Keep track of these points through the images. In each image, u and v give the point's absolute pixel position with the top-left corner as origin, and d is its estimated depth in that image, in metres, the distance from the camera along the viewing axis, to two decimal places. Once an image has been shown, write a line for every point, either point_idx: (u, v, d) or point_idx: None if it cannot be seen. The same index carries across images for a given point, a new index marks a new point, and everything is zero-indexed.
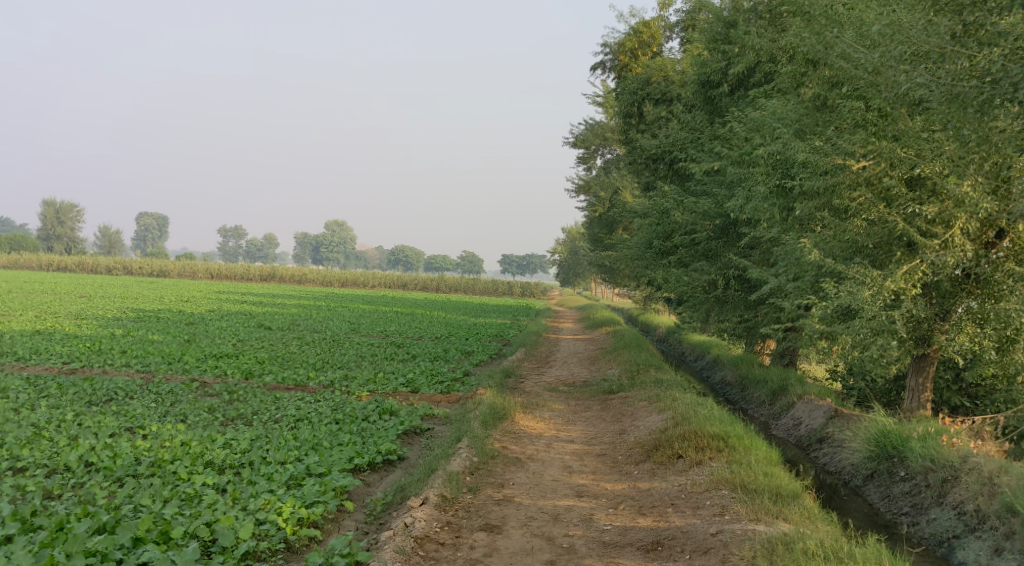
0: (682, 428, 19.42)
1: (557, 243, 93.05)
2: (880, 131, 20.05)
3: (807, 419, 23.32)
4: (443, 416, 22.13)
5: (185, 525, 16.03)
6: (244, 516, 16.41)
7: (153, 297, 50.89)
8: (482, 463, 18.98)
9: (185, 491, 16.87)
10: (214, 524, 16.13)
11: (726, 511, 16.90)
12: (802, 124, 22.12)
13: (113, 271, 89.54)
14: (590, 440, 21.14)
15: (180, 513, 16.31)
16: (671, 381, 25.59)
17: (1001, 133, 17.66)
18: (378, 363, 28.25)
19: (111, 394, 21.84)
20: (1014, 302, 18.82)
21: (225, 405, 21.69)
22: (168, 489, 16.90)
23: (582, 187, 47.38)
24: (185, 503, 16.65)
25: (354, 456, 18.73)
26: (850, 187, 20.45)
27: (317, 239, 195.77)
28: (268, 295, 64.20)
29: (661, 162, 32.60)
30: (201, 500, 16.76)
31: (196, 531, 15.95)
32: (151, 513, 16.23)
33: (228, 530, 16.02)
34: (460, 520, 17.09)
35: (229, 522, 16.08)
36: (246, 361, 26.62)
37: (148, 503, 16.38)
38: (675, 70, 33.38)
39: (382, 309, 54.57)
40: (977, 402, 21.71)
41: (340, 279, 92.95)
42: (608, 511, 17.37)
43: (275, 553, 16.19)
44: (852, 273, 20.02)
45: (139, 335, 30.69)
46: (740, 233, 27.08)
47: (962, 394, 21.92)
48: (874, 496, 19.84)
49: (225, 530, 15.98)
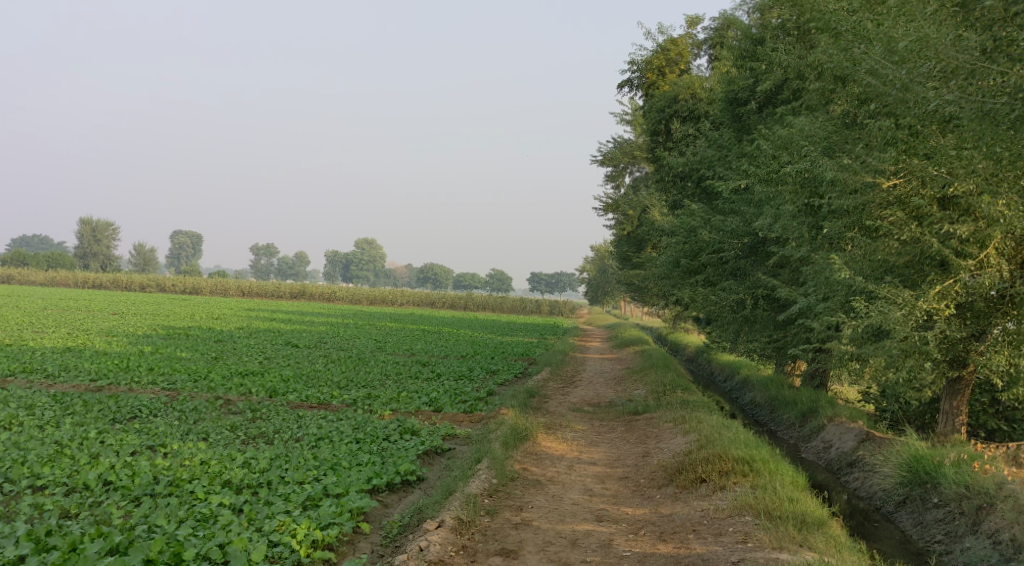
0: (706, 451, 19.05)
1: (586, 261, 92.69)
2: (911, 148, 19.52)
3: (837, 442, 22.90)
4: (465, 436, 21.87)
5: (198, 547, 15.85)
6: (258, 537, 16.20)
7: (184, 314, 50.97)
8: (501, 485, 18.68)
9: (200, 511, 16.68)
10: (227, 545, 15.94)
11: (749, 538, 16.52)
12: (831, 142, 21.81)
13: (146, 288, 90.05)
14: (613, 462, 20.80)
15: (194, 534, 16.12)
16: (697, 402, 25.21)
17: None
18: (403, 382, 28.02)
19: (135, 411, 21.71)
20: None
21: (248, 423, 21.50)
22: (184, 509, 16.71)
23: (610, 205, 47.08)
24: (200, 523, 16.46)
25: (373, 475, 18.47)
26: (880, 206, 20.05)
27: (347, 257, 196.32)
28: (298, 312, 64.21)
29: (688, 180, 32.29)
30: (216, 521, 16.56)
31: (208, 553, 15.75)
32: (164, 534, 16.06)
33: (241, 552, 15.82)
34: (477, 544, 16.79)
35: (242, 544, 15.88)
36: (271, 379, 26.47)
37: (162, 524, 16.21)
38: (704, 87, 33.09)
39: (411, 327, 54.40)
40: (1015, 426, 21.00)
41: (369, 297, 92.99)
42: (628, 537, 17.02)
43: None
44: (884, 292, 19.59)
45: (166, 352, 30.62)
46: (769, 252, 26.98)
47: (999, 418, 21.26)
48: (906, 523, 19.38)
49: (238, 552, 15.78)
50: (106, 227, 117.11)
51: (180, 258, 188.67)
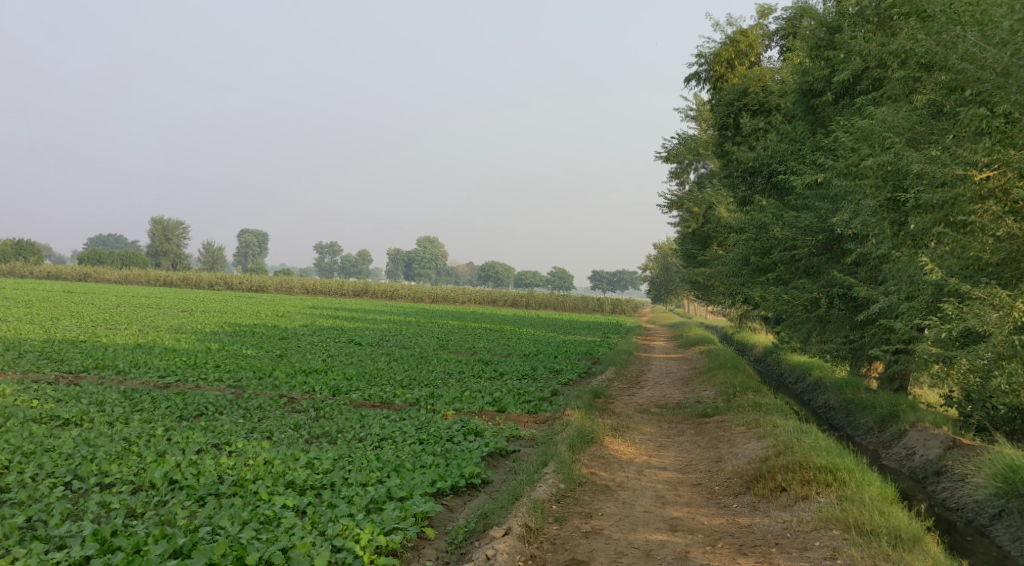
0: (786, 457, 18.13)
1: (648, 260, 91.63)
2: (1008, 138, 18.50)
3: (921, 449, 21.79)
4: (530, 438, 21.14)
5: (261, 551, 15.29)
6: (320, 542, 15.59)
7: (253, 312, 50.85)
8: (570, 490, 17.92)
9: (264, 513, 16.12)
10: (290, 550, 15.37)
11: (837, 555, 15.64)
12: (916, 133, 20.68)
13: (214, 286, 90.60)
14: (684, 467, 19.92)
15: (258, 537, 15.56)
16: (770, 405, 24.24)
17: None
18: (466, 381, 27.36)
19: (201, 409, 21.29)
20: None
21: (311, 422, 20.97)
22: (248, 510, 16.16)
23: (674, 202, 46.10)
24: (264, 526, 15.89)
25: (437, 478, 17.80)
26: (970, 200, 18.98)
27: (409, 255, 196.75)
28: (362, 310, 64.01)
29: (758, 175, 31.19)
30: (280, 523, 15.99)
31: (271, 558, 15.19)
32: (227, 537, 15.52)
33: (304, 558, 15.24)
34: (547, 554, 16.06)
35: (305, 548, 15.29)
36: (334, 377, 25.97)
37: (226, 525, 15.67)
38: (774, 79, 32.02)
39: (475, 326, 53.77)
40: None
41: (431, 294, 92.72)
42: (706, 549, 16.16)
43: None
44: (978, 293, 18.60)
45: (232, 349, 30.31)
46: (845, 250, 25.86)
47: None
48: (1002, 538, 18.32)
49: (301, 558, 15.19)
50: (177, 227, 118.66)
51: (246, 256, 190.38)
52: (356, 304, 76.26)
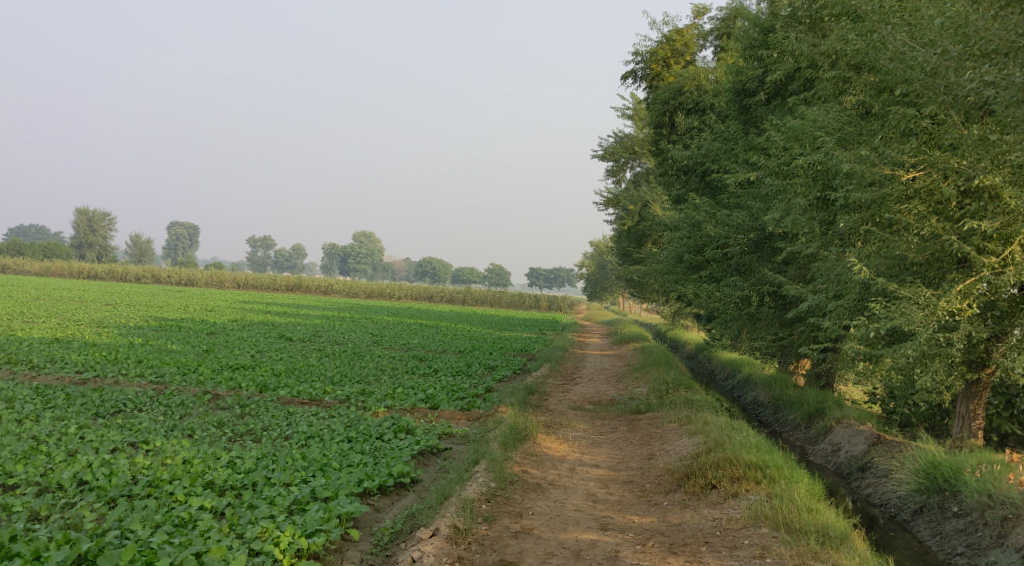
0: (716, 454, 18.15)
1: (585, 257, 91.96)
2: (934, 139, 18.70)
3: (847, 445, 21.97)
4: (462, 435, 20.92)
5: (172, 556, 14.85)
6: (237, 546, 15.20)
7: (179, 306, 49.92)
8: (500, 489, 17.74)
9: (179, 515, 15.69)
10: (203, 554, 14.96)
11: (767, 553, 15.63)
12: (845, 133, 20.73)
13: (141, 279, 88.97)
14: (616, 465, 19.84)
15: (170, 542, 15.13)
16: (702, 401, 24.30)
17: None
18: (397, 377, 27.05)
19: (119, 406, 20.72)
20: None
21: (236, 420, 20.53)
22: (162, 512, 15.72)
23: (610, 200, 46.17)
24: (178, 529, 15.47)
25: (364, 478, 17.48)
26: (897, 200, 19.15)
27: (344, 250, 195.32)
28: (294, 305, 63.19)
29: (692, 174, 31.24)
30: (195, 526, 15.57)
31: (183, 562, 14.76)
32: (137, 541, 15.07)
33: (218, 563, 14.81)
34: (474, 555, 15.84)
35: (219, 553, 14.89)
36: (261, 374, 25.51)
37: (136, 529, 15.22)
38: (708, 79, 32.07)
39: (409, 322, 53.37)
40: None
41: (365, 290, 92.01)
42: (636, 549, 16.07)
43: None
44: (904, 291, 18.72)
45: (155, 344, 29.63)
46: (776, 248, 25.98)
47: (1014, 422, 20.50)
48: (924, 533, 18.51)
49: (216, 562, 14.79)
50: (103, 218, 116.10)
51: (178, 250, 187.62)
52: (288, 298, 75.39)
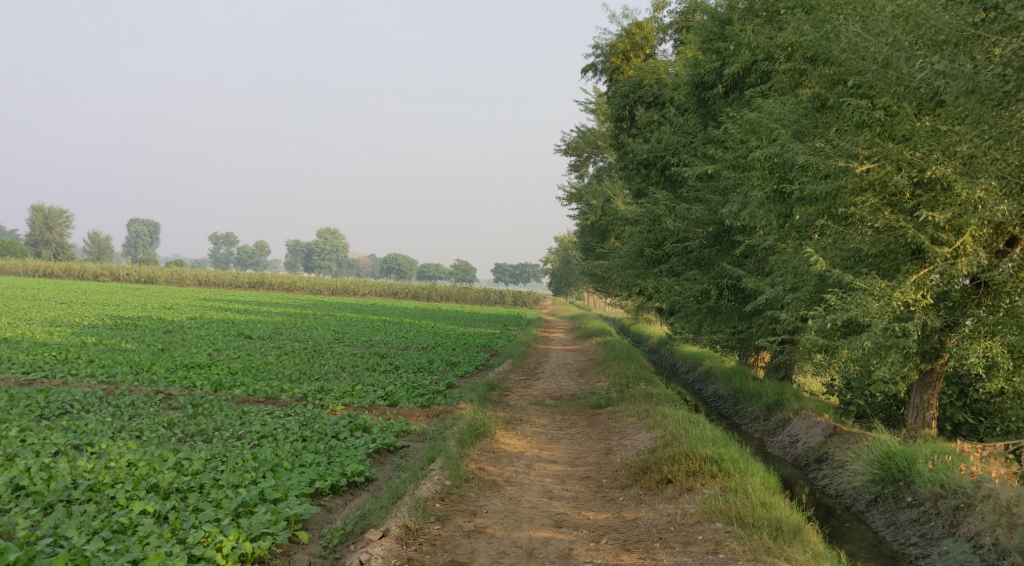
0: (672, 449, 18.07)
1: (549, 253, 91.89)
2: (887, 130, 18.80)
3: (804, 436, 22.00)
4: (420, 433, 20.69)
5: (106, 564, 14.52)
6: (177, 552, 14.90)
7: (137, 304, 49.30)
8: (455, 487, 17.56)
9: (118, 521, 15.35)
10: (140, 562, 14.63)
11: (719, 548, 15.49)
12: (801, 125, 20.70)
13: (99, 277, 87.82)
14: (574, 460, 19.69)
15: (106, 549, 14.80)
16: (661, 395, 24.24)
17: None
18: (358, 374, 26.77)
19: (66, 407, 20.33)
20: None
21: (187, 419, 20.19)
22: (101, 518, 15.39)
23: (573, 194, 46.03)
24: (116, 535, 15.14)
25: (316, 478, 17.25)
26: (852, 192, 19.15)
27: (308, 246, 194.18)
28: (256, 302, 62.61)
29: (652, 167, 31.11)
30: (135, 531, 15.24)
31: None
32: (70, 549, 14.72)
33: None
34: (424, 556, 15.63)
35: (157, 560, 14.58)
36: (217, 372, 25.15)
37: (70, 537, 14.87)
38: (668, 72, 31.94)
39: (373, 319, 52.94)
40: (983, 420, 20.44)
41: (329, 286, 91.42)
42: (589, 546, 15.93)
43: None
44: (860, 282, 18.67)
45: (109, 343, 29.15)
46: (734, 242, 25.86)
47: (966, 411, 20.67)
48: (879, 523, 18.52)
49: None
50: (60, 215, 114.73)
51: (140, 248, 185.78)
52: (251, 296, 74.78)
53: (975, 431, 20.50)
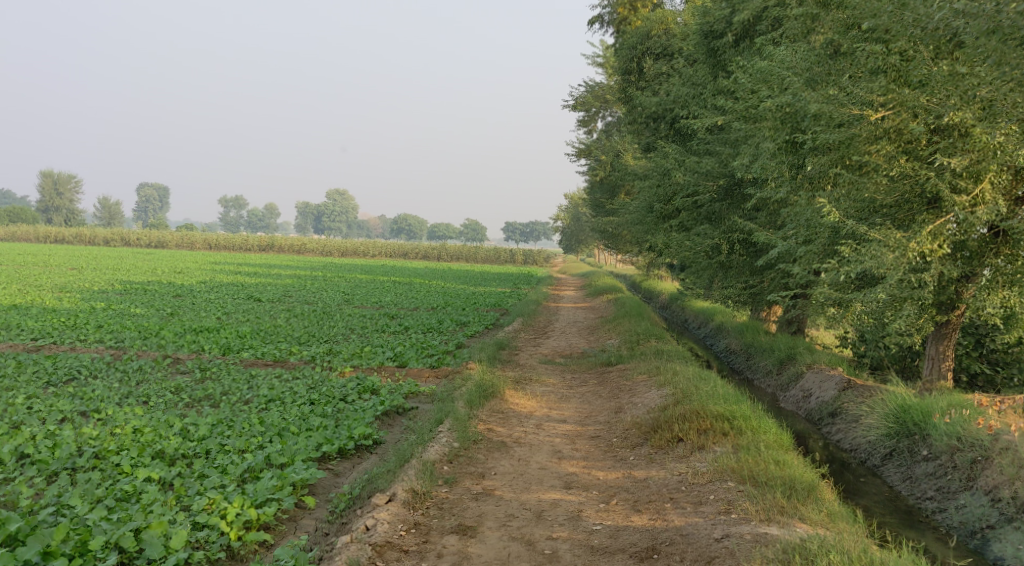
0: (683, 407, 17.88)
1: (559, 211, 91.48)
2: (903, 76, 18.24)
3: (817, 390, 21.74)
4: (429, 394, 20.48)
5: (108, 534, 14.32)
6: (181, 520, 14.74)
7: (148, 269, 49.20)
8: (463, 449, 17.36)
9: (122, 489, 15.20)
10: (142, 531, 14.45)
11: (731, 508, 15.22)
12: (814, 73, 20.26)
13: (109, 242, 87.71)
14: (584, 419, 19.45)
15: (107, 518, 14.62)
16: (672, 351, 24.00)
17: None
18: (367, 336, 26.58)
19: (73, 373, 20.18)
20: None
21: (194, 384, 20.01)
22: (104, 486, 15.24)
23: (581, 150, 45.59)
24: (120, 503, 14.99)
25: (323, 442, 17.07)
26: (867, 140, 18.73)
27: (318, 208, 193.94)
28: (266, 265, 62.51)
29: (661, 121, 30.66)
30: (139, 499, 15.09)
31: (120, 540, 14.24)
32: (73, 519, 14.55)
33: (158, 539, 14.32)
34: (431, 521, 15.45)
35: (160, 529, 14.41)
36: (225, 336, 24.97)
37: (73, 506, 14.71)
38: (676, 22, 31.36)
39: (383, 280, 52.76)
40: (1000, 369, 20.09)
41: (339, 247, 91.24)
42: (599, 507, 15.73)
43: (214, 563, 14.54)
44: (875, 234, 18.29)
45: (118, 308, 28.97)
46: (746, 195, 25.43)
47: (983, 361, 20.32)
48: (894, 478, 18.28)
49: (154, 539, 14.31)
50: (68, 180, 114.63)
51: (150, 212, 185.77)
52: (260, 258, 74.68)
53: (991, 381, 20.19)
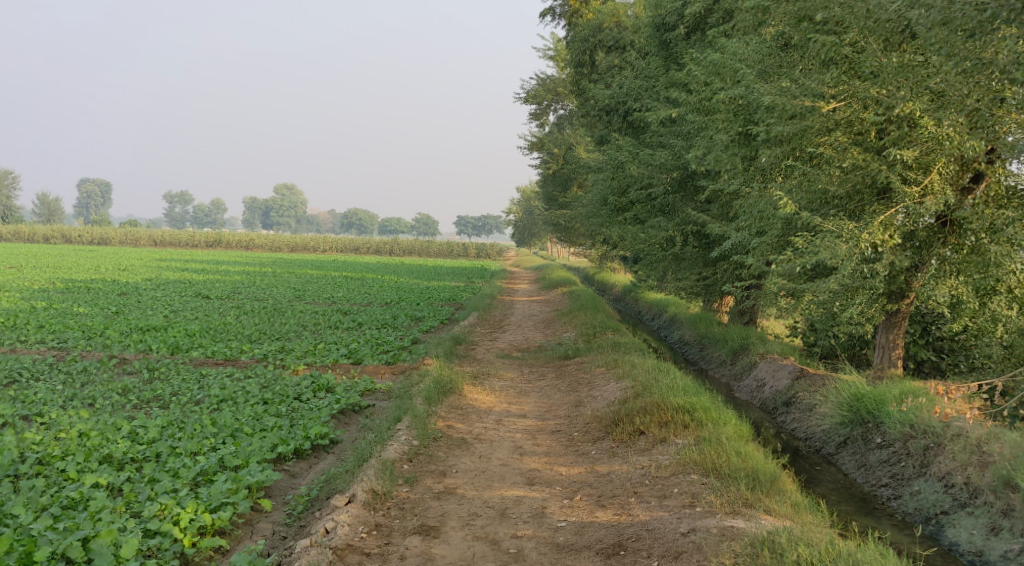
0: (643, 400, 17.77)
1: (511, 203, 91.28)
2: (854, 67, 18.26)
3: (771, 380, 21.76)
4: (385, 391, 20.19)
5: (54, 544, 13.88)
6: (131, 527, 14.35)
7: (91, 266, 48.26)
8: (423, 447, 17.10)
9: (68, 496, 14.78)
10: (91, 540, 14.04)
11: (696, 502, 15.10)
12: (766, 65, 20.22)
13: (50, 240, 86.05)
14: (544, 414, 19.27)
15: (54, 527, 14.18)
16: (629, 344, 23.90)
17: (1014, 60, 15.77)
18: (320, 332, 26.19)
19: (14, 376, 19.63)
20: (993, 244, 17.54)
21: (142, 385, 19.53)
22: (49, 494, 14.80)
23: (534, 143, 45.40)
24: (67, 511, 14.57)
25: (278, 443, 16.72)
26: (819, 132, 18.71)
27: (267, 204, 192.14)
28: (212, 261, 61.65)
29: (614, 114, 30.51)
30: (87, 506, 14.68)
31: (67, 551, 13.81)
32: (17, 529, 14.09)
33: (107, 548, 13.93)
34: (393, 522, 15.18)
35: (109, 538, 14.00)
36: (174, 335, 24.46)
37: (17, 516, 14.25)
38: (628, 15, 31.21)
39: (334, 275, 52.23)
40: (945, 356, 20.27)
41: (288, 243, 90.37)
42: (563, 504, 15.55)
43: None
44: (828, 225, 18.23)
45: (61, 308, 28.30)
46: (699, 187, 25.35)
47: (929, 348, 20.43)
48: (849, 465, 18.31)
49: (103, 549, 13.90)
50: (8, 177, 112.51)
51: (94, 209, 182.87)
52: (206, 255, 73.73)
53: (937, 367, 20.33)
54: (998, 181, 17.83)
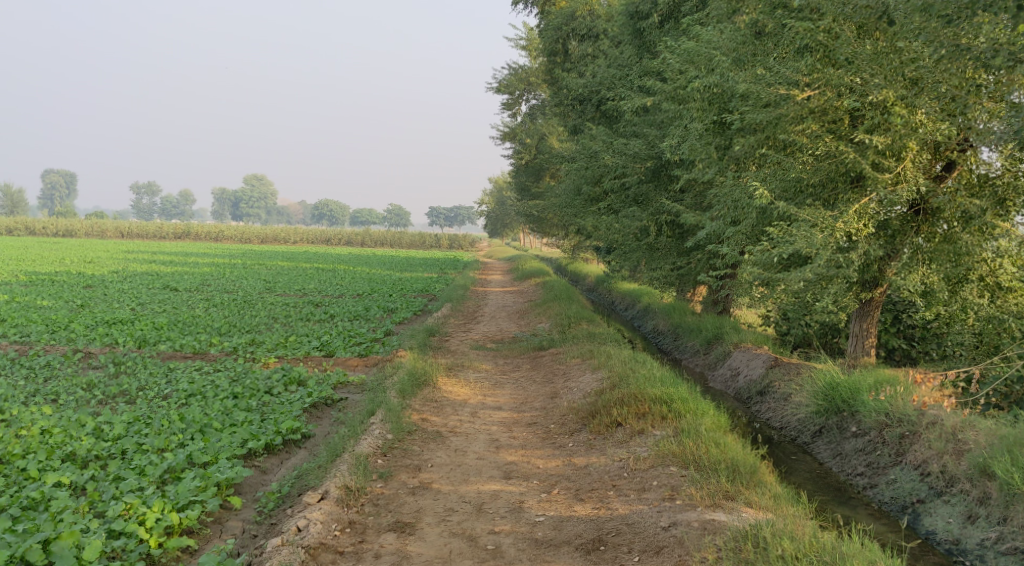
0: (620, 392, 17.58)
1: (483, 194, 90.91)
2: (829, 54, 18.03)
3: (745, 369, 21.64)
4: (358, 385, 19.89)
5: (14, 547, 13.49)
6: (95, 528, 13.98)
7: (56, 259, 47.51)
8: (398, 441, 16.84)
9: (28, 496, 14.39)
10: (52, 542, 13.65)
11: (676, 494, 14.91)
12: (741, 53, 19.83)
13: (15, 231, 84.86)
14: (520, 406, 19.04)
15: (13, 530, 13.79)
16: (604, 334, 23.69)
17: (995, 49, 15.56)
18: (291, 325, 25.82)
19: None
20: (965, 236, 17.51)
21: (108, 379, 19.14)
22: (9, 494, 14.41)
23: (506, 133, 45.07)
24: (27, 512, 14.19)
25: (248, 438, 16.38)
26: (794, 120, 18.50)
27: (236, 195, 190.66)
28: (182, 253, 60.98)
29: (587, 103, 30.16)
30: (48, 506, 14.30)
31: (27, 553, 13.42)
32: None
33: (69, 550, 13.54)
34: (367, 518, 14.92)
35: (71, 539, 13.63)
36: (141, 328, 24.02)
37: None
38: (601, 3, 30.88)
39: (304, 266, 51.73)
40: (916, 344, 20.20)
41: (259, 235, 89.62)
42: (541, 498, 15.34)
43: None
44: (803, 214, 18.01)
45: (24, 301, 27.77)
46: (672, 176, 25.10)
47: (901, 336, 20.36)
48: (824, 454, 18.19)
49: (65, 551, 13.53)
50: None
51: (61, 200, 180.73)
52: (173, 247, 72.89)
53: (909, 356, 20.23)
54: (971, 169, 17.71)
